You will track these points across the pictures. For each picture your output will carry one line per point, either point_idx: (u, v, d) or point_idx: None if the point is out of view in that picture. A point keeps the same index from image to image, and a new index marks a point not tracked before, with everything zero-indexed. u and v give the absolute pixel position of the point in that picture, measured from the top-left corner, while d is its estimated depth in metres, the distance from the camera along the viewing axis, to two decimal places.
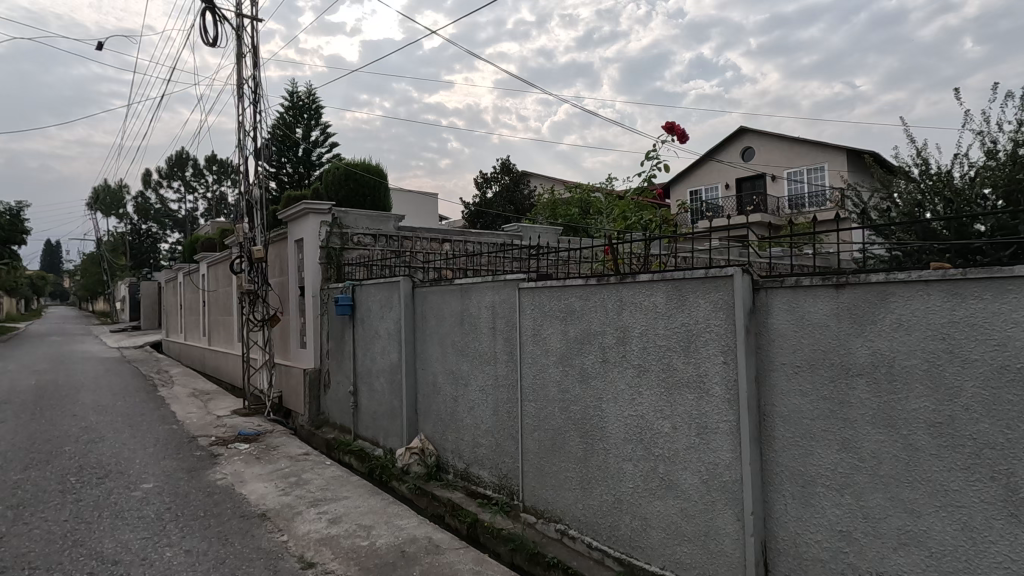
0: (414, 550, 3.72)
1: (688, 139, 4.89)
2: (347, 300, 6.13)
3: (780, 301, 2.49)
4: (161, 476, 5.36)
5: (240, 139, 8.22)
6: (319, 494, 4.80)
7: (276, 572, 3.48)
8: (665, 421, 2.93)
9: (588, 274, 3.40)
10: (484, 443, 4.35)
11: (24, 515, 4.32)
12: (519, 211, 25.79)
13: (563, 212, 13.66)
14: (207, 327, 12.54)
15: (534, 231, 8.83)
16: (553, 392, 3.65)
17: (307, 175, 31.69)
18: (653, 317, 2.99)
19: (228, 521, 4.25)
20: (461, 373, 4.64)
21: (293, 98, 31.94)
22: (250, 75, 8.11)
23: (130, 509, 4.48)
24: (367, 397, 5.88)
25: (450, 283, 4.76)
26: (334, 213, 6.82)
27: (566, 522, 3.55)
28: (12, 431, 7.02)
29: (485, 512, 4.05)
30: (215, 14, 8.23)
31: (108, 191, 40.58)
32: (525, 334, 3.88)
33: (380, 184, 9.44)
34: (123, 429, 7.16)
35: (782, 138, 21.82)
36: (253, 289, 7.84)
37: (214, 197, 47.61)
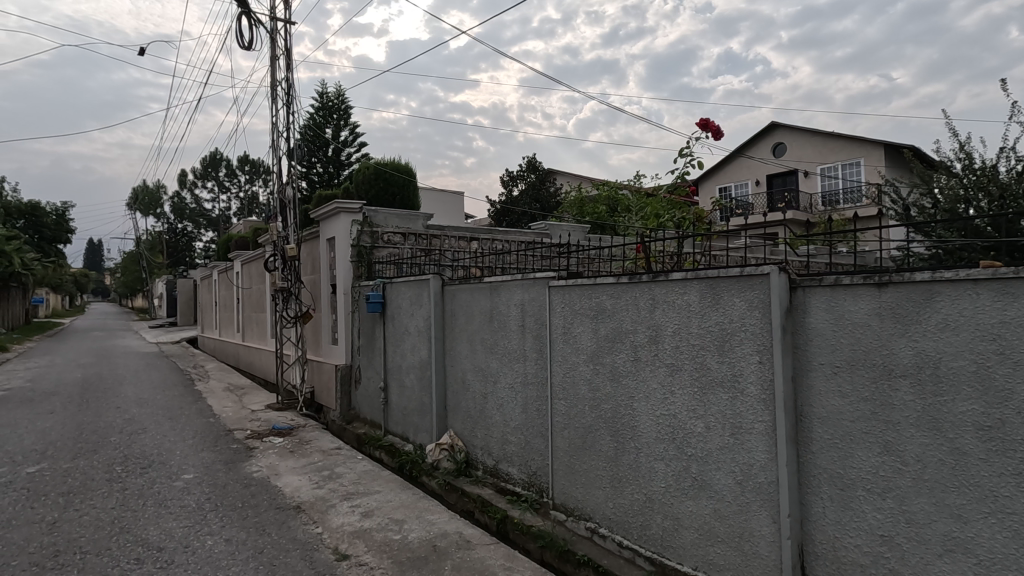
0: (445, 545, 3.76)
1: (723, 135, 4.80)
2: (378, 297, 6.23)
3: (818, 299, 2.44)
4: (201, 467, 5.54)
5: (274, 139, 8.42)
6: (351, 488, 4.90)
7: (312, 563, 3.56)
8: (698, 421, 2.91)
9: (619, 273, 3.39)
10: (514, 441, 4.37)
11: (74, 502, 4.53)
12: (545, 209, 25.82)
13: (591, 209, 13.64)
14: (241, 323, 12.89)
15: (562, 230, 8.80)
16: (583, 391, 3.65)
17: (337, 175, 32.27)
18: (686, 316, 2.96)
19: (264, 512, 4.37)
20: (491, 371, 4.67)
21: (323, 98, 32.53)
22: (283, 76, 8.31)
23: (172, 499, 4.64)
24: (397, 394, 5.97)
25: (479, 281, 4.79)
26: (365, 212, 6.93)
27: (596, 520, 3.55)
28: (61, 421, 7.34)
29: (514, 509, 4.06)
30: (251, 18, 8.45)
31: (146, 192, 42.07)
32: (555, 332, 3.89)
33: (408, 183, 9.56)
34: (164, 422, 7.40)
35: (815, 133, 21.30)
36: (286, 287, 8.02)
37: (247, 196, 48.84)
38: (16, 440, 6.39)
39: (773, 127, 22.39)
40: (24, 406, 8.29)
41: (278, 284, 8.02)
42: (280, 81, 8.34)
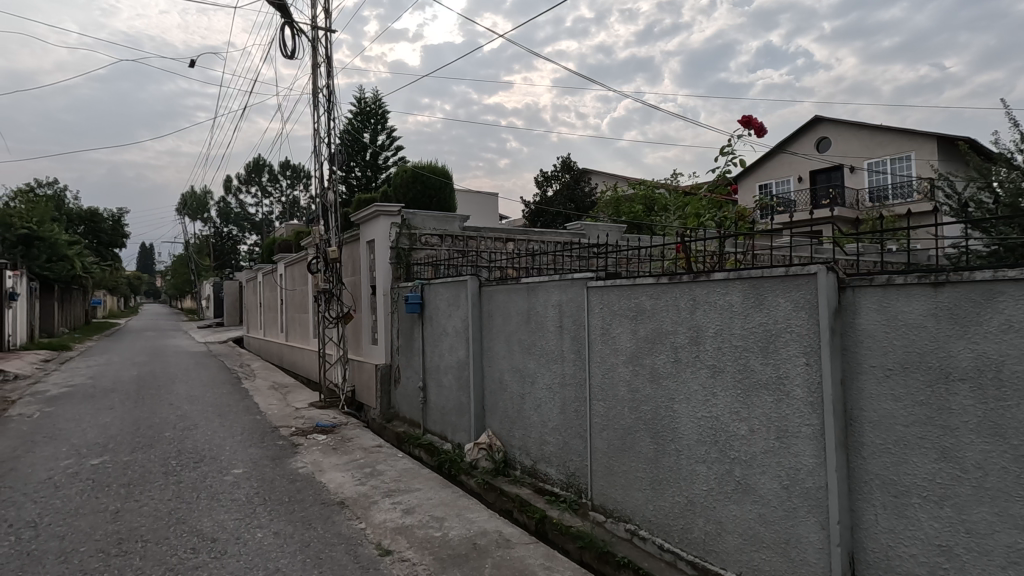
0: (485, 543, 3.80)
1: (767, 132, 4.69)
2: (416, 298, 6.32)
3: (868, 299, 2.37)
4: (249, 462, 5.76)
5: (315, 145, 8.67)
6: (393, 485, 5.00)
7: (357, 557, 3.66)
8: (742, 424, 2.85)
9: (659, 274, 3.36)
10: (552, 442, 4.37)
11: (134, 493, 4.78)
12: (580, 208, 25.76)
13: (627, 208, 13.53)
14: (285, 323, 13.29)
15: (598, 230, 8.75)
16: (622, 391, 3.63)
17: (374, 179, 32.93)
18: (728, 317, 2.91)
19: (310, 507, 4.51)
20: (528, 371, 4.68)
21: (361, 104, 33.23)
22: (324, 84, 8.55)
23: (224, 492, 4.85)
24: (435, 393, 6.06)
25: (516, 282, 4.81)
26: (403, 214, 7.04)
27: (635, 522, 3.52)
28: (119, 416, 7.74)
29: (553, 509, 4.08)
30: (293, 28, 8.72)
31: (195, 198, 43.91)
32: (594, 333, 3.88)
33: (444, 185, 9.70)
34: (213, 418, 7.71)
35: (861, 127, 20.49)
36: (328, 288, 8.24)
37: (289, 200, 50.37)
38: (81, 434, 6.78)
39: (816, 121, 21.64)
40: (87, 401, 8.78)
41: (320, 286, 8.25)
42: (321, 88, 8.58)
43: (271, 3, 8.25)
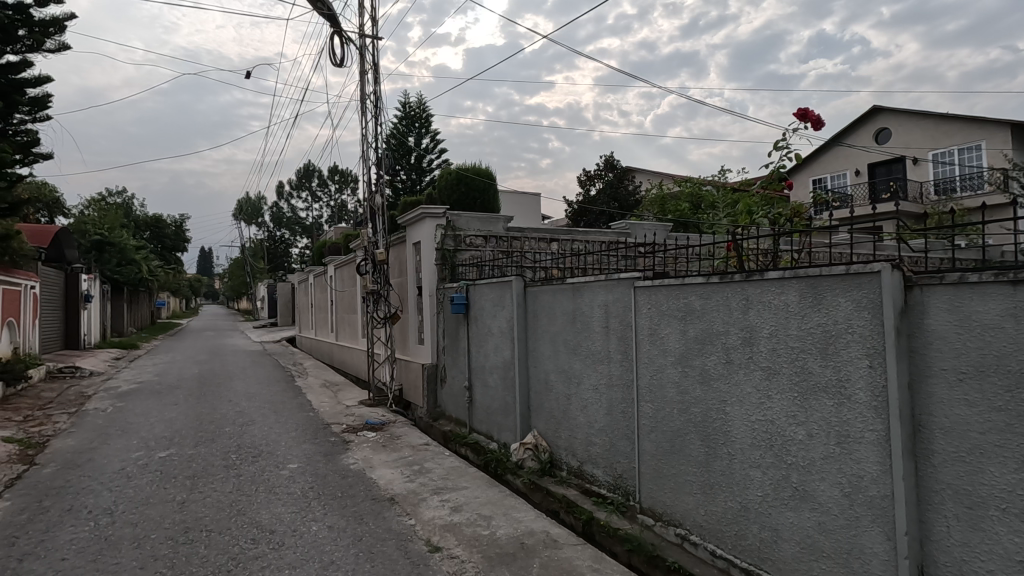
0: (533, 543, 3.81)
1: (824, 125, 4.50)
2: (462, 299, 6.39)
3: (937, 299, 2.24)
4: (303, 457, 5.97)
5: (363, 150, 8.91)
6: (441, 483, 5.09)
7: (407, 552, 3.74)
8: (799, 428, 2.75)
9: (709, 272, 3.28)
10: (599, 443, 4.34)
11: (198, 485, 5.04)
12: (624, 207, 25.45)
13: (673, 206, 13.25)
14: (335, 323, 13.71)
15: (643, 229, 8.62)
16: (671, 393, 3.56)
17: (419, 182, 33.52)
18: (784, 317, 2.82)
19: (361, 502, 4.64)
20: (574, 371, 4.66)
21: (406, 108, 33.89)
22: (371, 90, 8.77)
23: (281, 486, 5.05)
24: (481, 393, 6.12)
25: (562, 282, 4.80)
26: (448, 216, 7.14)
27: (686, 527, 3.45)
28: (183, 412, 8.18)
29: (600, 511, 4.04)
30: (342, 37, 8.99)
31: (249, 204, 45.92)
32: (641, 333, 3.82)
33: (488, 186, 9.77)
34: (269, 415, 8.04)
35: (925, 116, 19.37)
36: (376, 289, 8.44)
37: (337, 204, 51.92)
38: (150, 428, 7.21)
39: (874, 112, 20.60)
40: (154, 397, 9.32)
41: (369, 287, 8.46)
42: (368, 94, 8.80)
43: (321, 13, 8.53)
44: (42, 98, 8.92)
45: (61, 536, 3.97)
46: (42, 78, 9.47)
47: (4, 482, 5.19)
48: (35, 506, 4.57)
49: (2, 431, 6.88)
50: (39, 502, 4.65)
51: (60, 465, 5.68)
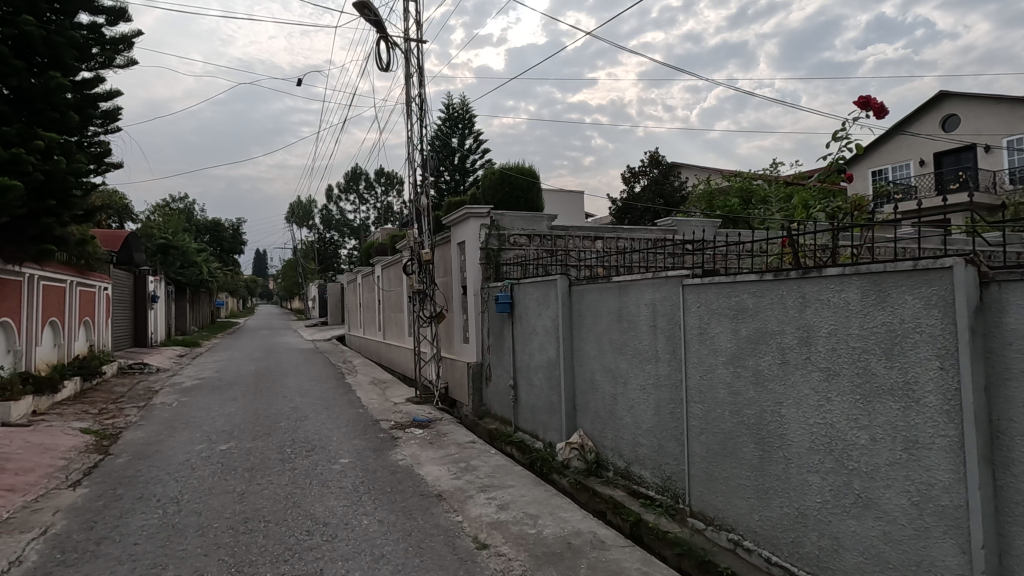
0: (580, 544, 3.79)
1: (887, 112, 4.27)
2: (507, 298, 6.42)
3: (1017, 296, 2.09)
4: (354, 452, 6.15)
5: (409, 152, 9.07)
6: (487, 480, 5.13)
7: (455, 549, 3.78)
8: (862, 432, 2.62)
9: (763, 269, 3.17)
10: (646, 444, 4.27)
11: (257, 477, 5.26)
12: (669, 204, 24.97)
13: (721, 201, 12.90)
14: (382, 322, 14.04)
15: (691, 226, 8.42)
16: (722, 394, 3.46)
17: (463, 182, 33.90)
18: (844, 316, 2.69)
19: (410, 498, 4.73)
20: (621, 371, 4.60)
21: (450, 110, 34.33)
22: (416, 93, 8.91)
23: (333, 479, 5.22)
24: (527, 392, 6.12)
25: (607, 280, 4.74)
26: (492, 215, 7.18)
27: (739, 532, 3.34)
28: (241, 407, 8.56)
29: (649, 513, 3.97)
30: (388, 42, 9.17)
31: (300, 207, 47.61)
32: (690, 333, 3.73)
33: (532, 185, 9.77)
34: (321, 411, 8.31)
35: (997, 100, 18.10)
36: (422, 289, 8.58)
37: (383, 206, 53.14)
38: (212, 422, 7.58)
39: (940, 97, 19.40)
40: (215, 393, 9.79)
41: (415, 286, 8.61)
42: (414, 97, 8.95)
43: (368, 20, 8.73)
44: (113, 111, 9.50)
45: (133, 522, 4.23)
46: (112, 92, 10.08)
47: (83, 470, 5.56)
48: (110, 493, 4.88)
49: (80, 422, 7.38)
50: (113, 490, 4.97)
51: (132, 455, 6.05)
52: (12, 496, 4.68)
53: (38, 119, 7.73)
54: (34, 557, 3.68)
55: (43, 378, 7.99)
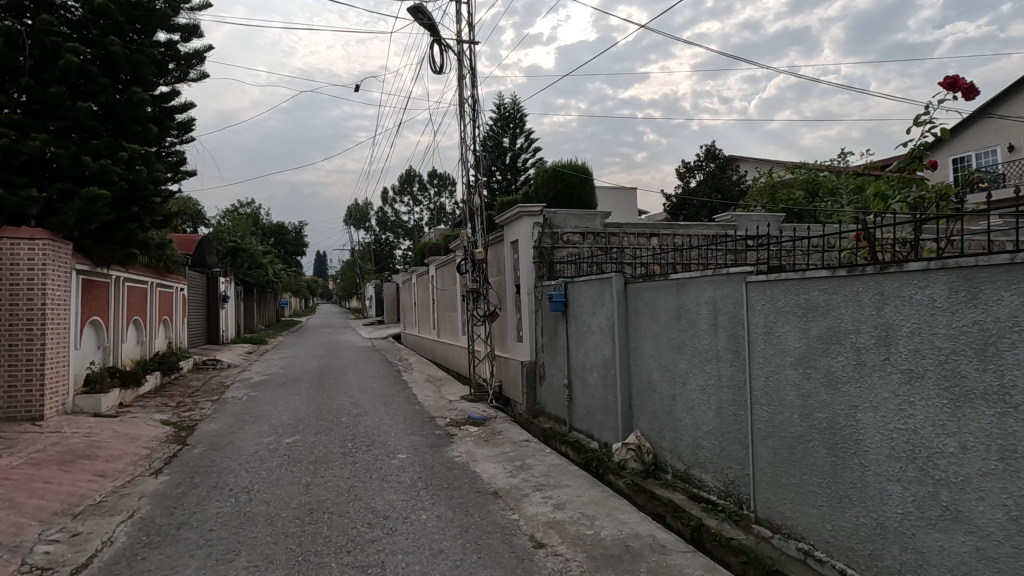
0: (639, 547, 3.71)
1: (977, 92, 3.94)
2: (561, 296, 6.39)
3: None
4: (412, 448, 6.28)
5: (462, 152, 9.17)
6: (542, 479, 5.11)
7: (512, 546, 3.79)
8: (950, 440, 2.43)
9: (835, 265, 2.99)
10: (707, 446, 4.13)
11: (320, 470, 5.47)
12: (727, 199, 24.13)
13: (784, 195, 12.36)
14: (437, 320, 14.28)
15: (752, 221, 8.10)
16: (791, 396, 3.29)
17: (514, 181, 34.02)
18: (929, 314, 2.50)
19: (467, 495, 4.78)
20: (679, 371, 4.47)
21: (501, 110, 34.55)
22: (469, 94, 9.00)
23: (392, 474, 5.35)
24: (582, 392, 6.06)
25: (665, 278, 4.62)
26: (545, 213, 7.13)
27: (810, 542, 3.17)
28: (305, 402, 8.92)
29: (711, 518, 3.83)
30: (441, 44, 9.31)
31: (357, 209, 49.19)
32: (754, 332, 3.58)
33: (585, 182, 9.68)
34: (379, 407, 8.55)
35: None
36: (476, 288, 8.66)
37: (436, 207, 54.11)
38: (278, 416, 7.94)
39: None
40: (281, 388, 10.27)
41: (469, 285, 8.69)
42: (466, 98, 9.05)
43: (421, 24, 8.89)
44: (187, 122, 10.11)
45: (208, 510, 4.49)
46: (186, 105, 10.71)
47: (164, 459, 5.96)
48: (189, 481, 5.20)
49: (162, 414, 7.92)
50: (191, 478, 5.29)
51: (207, 446, 6.43)
52: (103, 481, 5.07)
53: (123, 132, 8.30)
54: (123, 538, 3.97)
55: (128, 372, 8.62)
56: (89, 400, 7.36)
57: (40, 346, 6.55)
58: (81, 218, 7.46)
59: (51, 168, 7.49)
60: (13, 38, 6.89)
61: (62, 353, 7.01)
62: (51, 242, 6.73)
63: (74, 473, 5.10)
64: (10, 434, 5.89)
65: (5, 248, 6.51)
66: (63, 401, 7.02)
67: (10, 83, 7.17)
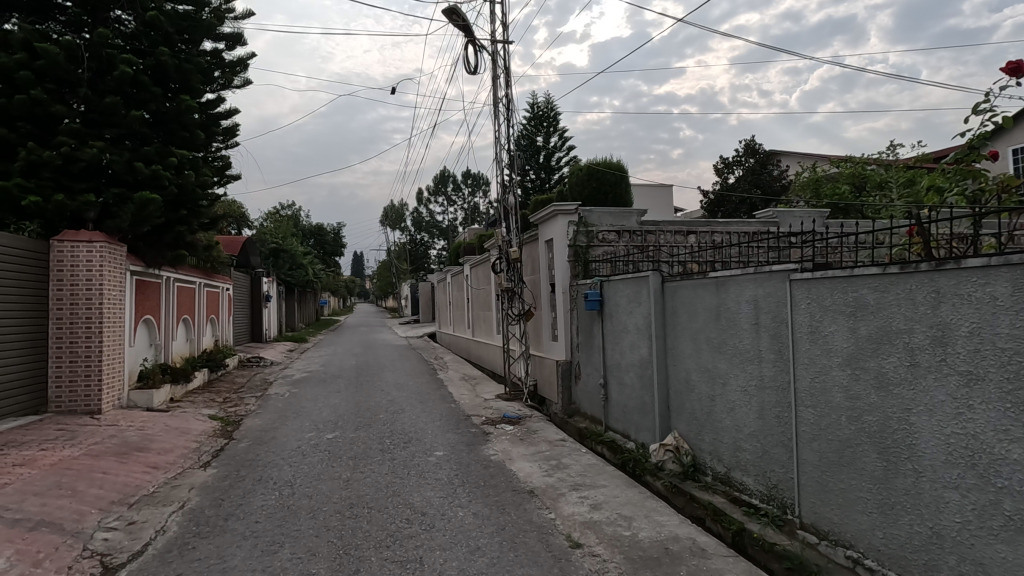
0: (678, 549, 3.65)
1: None
2: (596, 295, 6.33)
3: None
4: (448, 446, 6.34)
5: (497, 151, 9.20)
6: (578, 479, 5.08)
7: (549, 546, 3.77)
8: (1014, 446, 2.30)
9: (885, 262, 2.87)
10: (749, 449, 4.02)
11: (360, 465, 5.58)
12: (768, 195, 23.45)
13: (830, 189, 11.93)
14: (472, 319, 14.37)
15: (795, 217, 7.82)
16: (838, 398, 3.17)
17: (548, 180, 33.95)
18: (990, 313, 2.37)
19: (503, 493, 4.80)
20: (719, 372, 4.37)
21: (535, 109, 34.51)
22: (503, 93, 9.02)
23: (429, 470, 5.42)
24: (618, 391, 5.99)
25: (704, 276, 4.52)
26: (580, 212, 7.07)
27: (859, 550, 3.05)
28: (344, 399, 9.13)
29: (753, 522, 3.73)
30: (475, 45, 9.35)
31: (393, 210, 50.05)
32: (799, 331, 3.47)
33: (620, 179, 9.56)
34: (416, 405, 8.67)
35: None
36: (511, 287, 8.66)
37: (471, 206, 54.48)
38: (319, 412, 8.15)
39: None
40: (321, 385, 10.54)
41: (504, 285, 8.71)
42: (501, 97, 9.07)
43: (456, 25, 8.96)
44: (232, 127, 10.47)
45: (254, 502, 4.64)
46: (231, 110, 11.07)
47: (212, 453, 6.19)
48: (234, 474, 5.39)
49: (209, 409, 8.23)
50: (237, 472, 5.48)
51: (252, 440, 6.66)
52: (156, 473, 5.30)
53: (172, 138, 8.67)
54: (174, 527, 4.15)
55: (178, 369, 8.99)
56: (142, 395, 7.72)
57: (98, 343, 6.90)
58: (134, 221, 7.81)
59: (106, 174, 7.86)
60: (73, 51, 7.27)
61: (118, 351, 7.36)
62: (106, 244, 7.08)
63: (130, 464, 5.35)
64: (71, 427, 6.23)
65: (66, 251, 6.89)
66: (119, 395, 7.38)
67: (70, 94, 7.56)
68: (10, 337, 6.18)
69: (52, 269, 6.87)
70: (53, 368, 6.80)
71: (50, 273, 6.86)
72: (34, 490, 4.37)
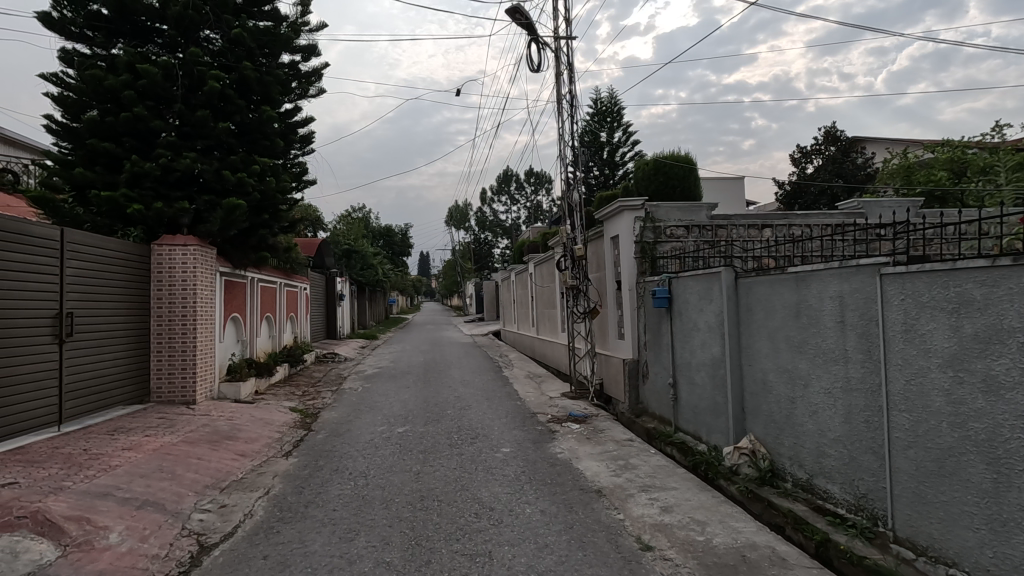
0: (756, 558, 3.48)
1: None
2: (664, 292, 6.15)
3: None
4: (515, 443, 6.38)
5: (561, 148, 9.15)
6: (648, 480, 4.97)
7: (618, 547, 3.71)
8: None
9: (994, 254, 2.61)
10: (834, 455, 3.77)
11: (429, 459, 5.73)
12: (851, 184, 21.94)
13: (924, 176, 10.99)
14: (536, 318, 14.37)
15: (883, 207, 7.26)
16: (938, 402, 2.91)
17: (612, 177, 33.43)
18: None
19: (571, 491, 4.77)
20: (800, 373, 4.13)
21: (598, 104, 34.06)
22: (567, 89, 8.94)
23: (496, 467, 5.47)
24: (688, 391, 5.80)
25: (782, 271, 4.29)
26: (647, 207, 6.89)
27: (963, 568, 2.79)
28: (413, 394, 9.39)
29: (838, 533, 3.49)
30: (538, 42, 9.35)
31: (457, 210, 51.03)
32: (892, 330, 3.21)
33: (689, 172, 9.23)
34: (482, 401, 8.78)
35: None
36: (576, 284, 8.59)
37: (533, 205, 54.60)
38: (390, 406, 8.44)
39: None
40: (391, 380, 10.90)
41: (569, 282, 8.65)
42: (564, 93, 9.00)
43: (519, 24, 8.99)
44: (308, 135, 11.00)
45: (331, 491, 4.87)
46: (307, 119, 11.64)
47: (293, 443, 6.55)
48: (313, 464, 5.67)
49: (290, 402, 8.72)
50: (316, 461, 5.78)
51: (329, 432, 6.99)
52: (244, 461, 5.68)
53: (254, 147, 9.24)
54: (261, 512, 4.42)
55: (262, 363, 9.58)
56: (231, 388, 8.28)
57: (192, 339, 7.46)
58: (223, 226, 8.39)
59: (198, 183, 8.49)
60: (168, 70, 7.93)
61: (209, 347, 7.93)
62: (199, 247, 7.64)
63: (221, 451, 5.76)
64: (171, 415, 6.79)
65: (165, 254, 7.51)
66: (211, 387, 7.96)
67: (166, 110, 8.23)
68: (118, 333, 6.81)
69: (153, 271, 7.50)
70: (154, 362, 7.43)
71: (152, 275, 7.49)
72: (140, 472, 4.79)
